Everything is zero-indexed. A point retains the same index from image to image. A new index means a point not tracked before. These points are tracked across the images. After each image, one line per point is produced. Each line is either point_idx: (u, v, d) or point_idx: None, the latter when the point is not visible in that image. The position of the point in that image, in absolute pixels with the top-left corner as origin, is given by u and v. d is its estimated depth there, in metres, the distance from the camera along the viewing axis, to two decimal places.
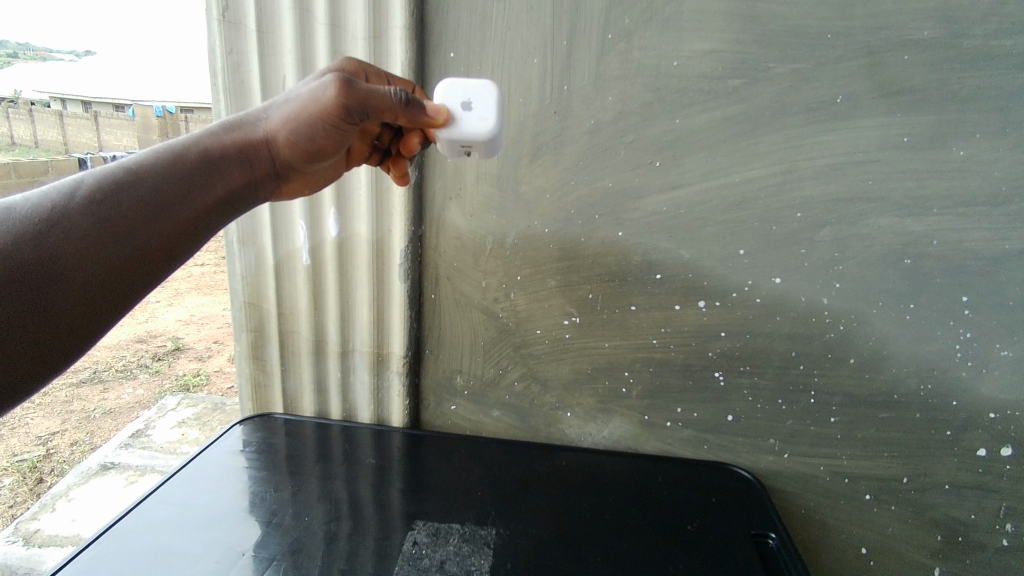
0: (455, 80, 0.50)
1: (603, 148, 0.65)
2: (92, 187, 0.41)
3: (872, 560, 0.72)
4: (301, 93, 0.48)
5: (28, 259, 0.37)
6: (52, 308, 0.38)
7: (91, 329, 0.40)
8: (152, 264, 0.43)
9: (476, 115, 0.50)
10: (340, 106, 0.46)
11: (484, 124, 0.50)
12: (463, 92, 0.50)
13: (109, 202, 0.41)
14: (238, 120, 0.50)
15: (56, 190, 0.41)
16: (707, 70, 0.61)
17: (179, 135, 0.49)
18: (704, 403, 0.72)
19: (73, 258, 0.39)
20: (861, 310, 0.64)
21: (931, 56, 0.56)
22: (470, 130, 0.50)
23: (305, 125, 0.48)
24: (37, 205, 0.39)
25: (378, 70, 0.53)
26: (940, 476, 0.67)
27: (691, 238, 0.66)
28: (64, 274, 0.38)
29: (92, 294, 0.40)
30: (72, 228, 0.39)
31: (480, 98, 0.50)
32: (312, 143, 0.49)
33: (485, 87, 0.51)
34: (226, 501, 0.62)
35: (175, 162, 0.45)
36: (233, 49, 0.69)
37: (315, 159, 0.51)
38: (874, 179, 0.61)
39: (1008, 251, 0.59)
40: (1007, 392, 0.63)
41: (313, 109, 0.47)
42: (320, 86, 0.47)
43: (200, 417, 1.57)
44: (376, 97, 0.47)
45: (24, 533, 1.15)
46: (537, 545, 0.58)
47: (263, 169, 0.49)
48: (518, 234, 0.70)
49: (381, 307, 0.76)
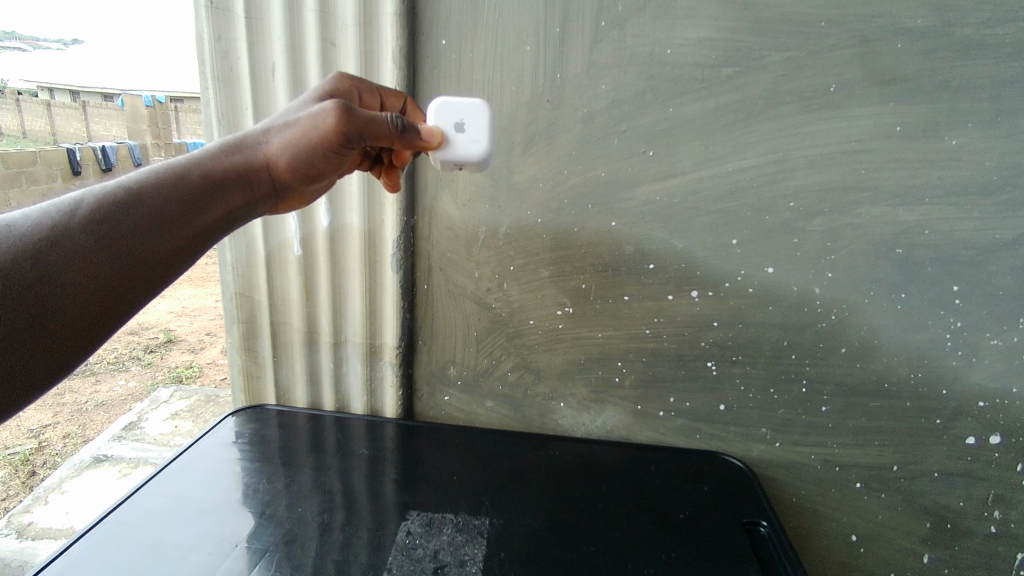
0: (448, 97, 0.50)
1: (595, 137, 0.65)
2: (93, 206, 0.41)
3: (862, 547, 0.73)
4: (299, 116, 0.47)
5: (27, 276, 0.37)
6: (50, 326, 0.38)
7: (87, 343, 0.40)
8: (150, 281, 0.43)
9: (469, 135, 0.51)
10: (340, 133, 0.45)
11: (476, 146, 0.50)
12: (457, 111, 0.50)
13: (109, 221, 0.41)
14: (238, 140, 0.49)
15: (58, 207, 0.41)
16: (702, 58, 0.60)
17: (180, 156, 0.48)
18: (697, 393, 0.72)
19: (72, 276, 0.39)
20: (854, 300, 0.64)
21: (924, 44, 0.56)
22: (464, 152, 0.51)
23: (305, 152, 0.47)
24: (38, 222, 0.40)
25: (372, 86, 0.54)
26: (929, 464, 0.68)
27: (685, 228, 0.66)
28: (63, 294, 0.39)
29: (89, 310, 0.40)
30: (73, 246, 0.40)
31: (472, 118, 0.51)
32: (312, 167, 0.48)
33: (479, 107, 0.51)
34: (220, 492, 0.62)
35: (175, 185, 0.45)
36: (222, 36, 0.67)
37: (315, 180, 0.50)
38: (866, 168, 0.60)
39: (999, 241, 0.60)
40: (997, 380, 0.63)
41: (312, 134, 0.46)
42: (318, 110, 0.46)
43: (194, 409, 1.58)
44: (375, 123, 0.46)
45: (18, 526, 1.15)
46: (530, 535, 0.58)
47: (264, 191, 0.49)
48: (511, 224, 0.70)
49: (374, 298, 0.76)
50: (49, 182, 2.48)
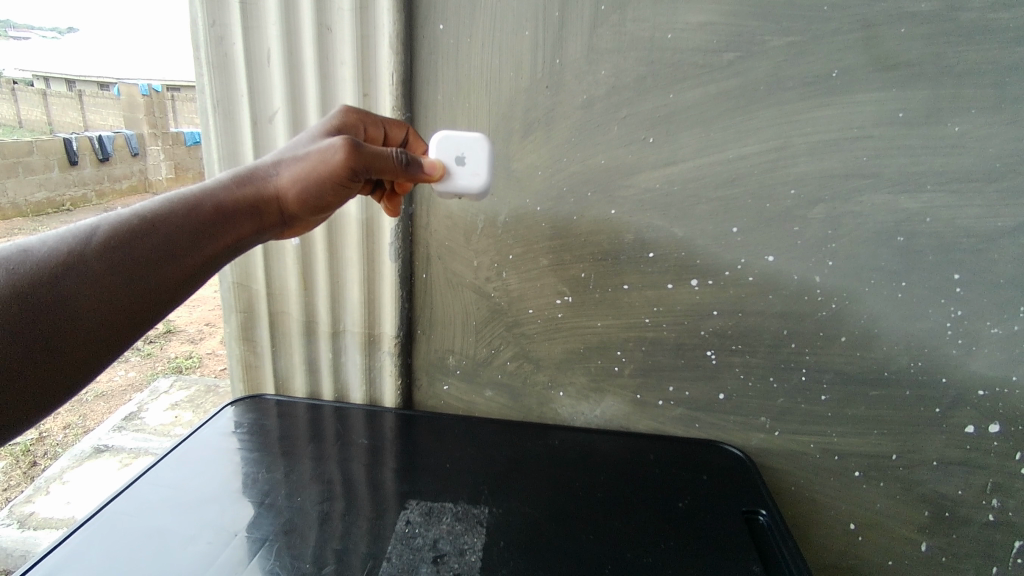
0: (448, 134, 0.59)
1: (594, 124, 0.64)
2: (108, 233, 0.44)
3: (860, 536, 0.73)
4: (309, 151, 0.51)
5: (42, 300, 0.40)
6: (62, 348, 0.41)
7: (96, 362, 0.43)
8: (156, 304, 0.46)
9: (469, 168, 0.59)
10: (349, 168, 0.50)
11: (477, 178, 0.59)
12: (457, 147, 0.59)
13: (123, 248, 0.44)
14: (249, 171, 0.52)
15: (73, 233, 0.43)
16: (702, 43, 0.60)
17: (191, 185, 0.51)
18: (696, 381, 0.72)
19: (85, 301, 0.42)
20: (854, 288, 0.64)
21: (928, 28, 0.55)
22: (465, 182, 0.60)
23: (316, 184, 0.51)
24: (54, 247, 0.42)
25: (376, 119, 0.58)
26: (928, 453, 0.68)
27: (685, 215, 0.65)
28: (76, 318, 0.41)
29: (99, 332, 0.42)
30: (87, 271, 0.42)
31: (472, 153, 0.59)
32: (320, 199, 0.52)
33: (477, 142, 0.59)
34: (219, 481, 0.62)
35: (188, 214, 0.48)
36: (216, 22, 0.67)
37: (321, 210, 0.54)
38: (868, 155, 0.60)
39: (1001, 229, 0.59)
40: (997, 369, 0.63)
41: (322, 169, 0.50)
42: (328, 146, 0.50)
43: (194, 399, 1.59)
44: (381, 158, 0.51)
45: (19, 516, 1.17)
46: (529, 523, 0.58)
47: (273, 220, 0.52)
48: (510, 212, 0.69)
49: (373, 287, 0.75)
50: (48, 172, 2.46)
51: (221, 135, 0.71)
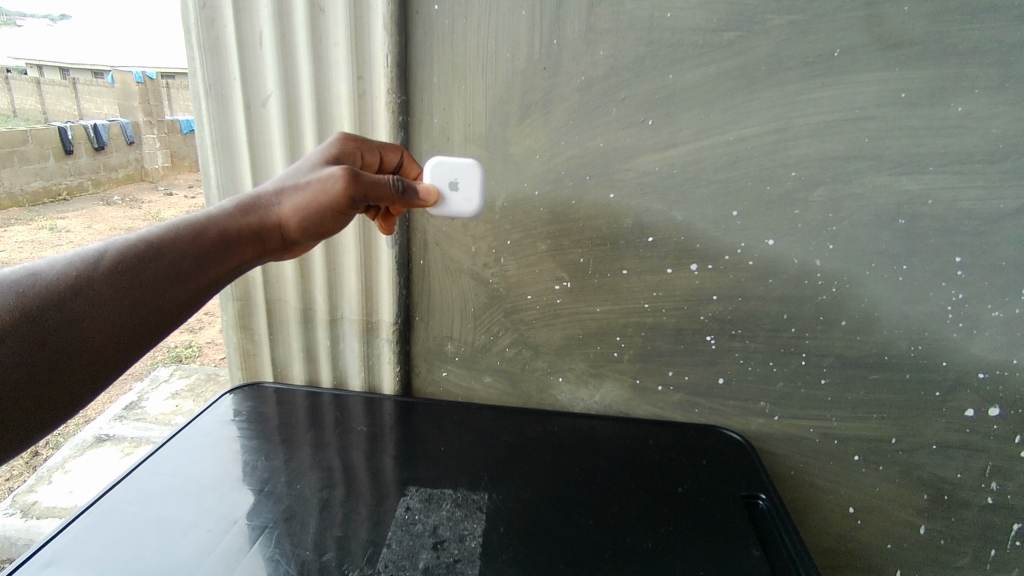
0: (442, 159, 0.62)
1: (592, 107, 0.63)
2: (116, 256, 0.44)
3: (860, 519, 0.73)
4: (310, 179, 0.51)
5: (50, 322, 0.40)
6: (65, 369, 0.40)
7: (99, 382, 0.43)
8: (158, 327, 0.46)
9: (461, 194, 0.64)
10: (348, 196, 0.50)
11: (468, 204, 0.65)
12: (451, 173, 0.63)
13: (130, 272, 0.44)
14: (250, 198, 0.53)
15: (81, 256, 0.43)
16: (702, 22, 0.58)
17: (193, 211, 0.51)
18: (696, 367, 0.72)
19: (92, 323, 0.42)
20: (855, 271, 0.63)
21: (932, 5, 0.54)
22: (457, 207, 0.65)
23: (316, 212, 0.51)
24: (63, 270, 0.42)
25: (373, 144, 0.58)
26: (928, 436, 0.68)
27: (685, 199, 0.65)
28: (82, 340, 0.41)
29: (104, 353, 0.42)
30: (95, 294, 0.42)
31: (464, 179, 0.64)
32: (320, 226, 0.53)
33: (469, 169, 0.64)
34: (218, 470, 0.62)
35: (192, 240, 0.48)
36: (207, 3, 0.66)
37: (321, 236, 0.54)
38: (870, 135, 0.59)
39: (1003, 210, 0.59)
40: (998, 351, 0.63)
41: (323, 198, 0.51)
42: (328, 175, 0.51)
43: (195, 387, 1.58)
44: (379, 186, 0.52)
45: (23, 506, 1.17)
46: (528, 509, 0.58)
47: (274, 246, 0.53)
48: (507, 198, 0.69)
49: (370, 274, 0.75)
50: (43, 161, 2.48)
51: (214, 120, 0.71)
